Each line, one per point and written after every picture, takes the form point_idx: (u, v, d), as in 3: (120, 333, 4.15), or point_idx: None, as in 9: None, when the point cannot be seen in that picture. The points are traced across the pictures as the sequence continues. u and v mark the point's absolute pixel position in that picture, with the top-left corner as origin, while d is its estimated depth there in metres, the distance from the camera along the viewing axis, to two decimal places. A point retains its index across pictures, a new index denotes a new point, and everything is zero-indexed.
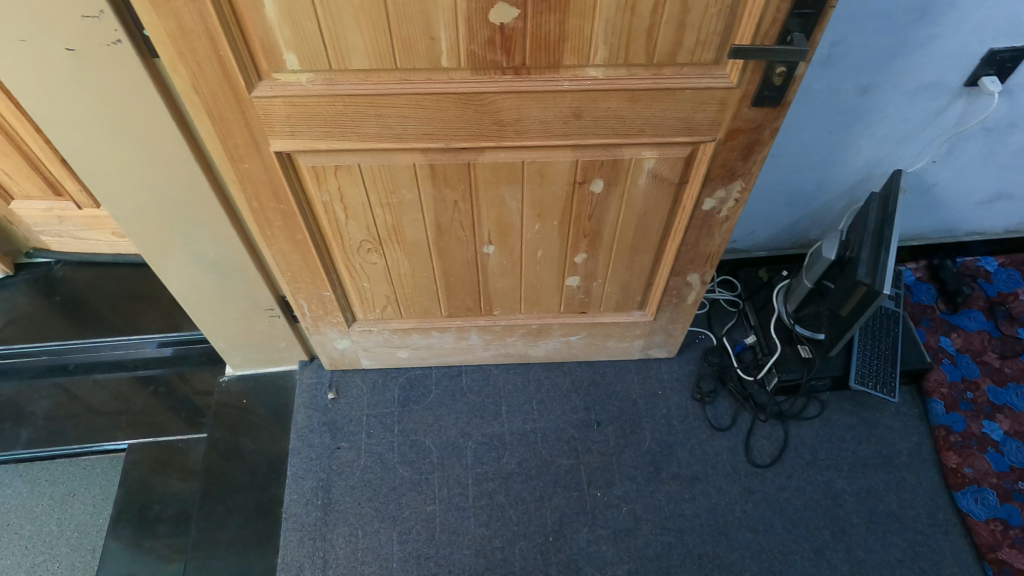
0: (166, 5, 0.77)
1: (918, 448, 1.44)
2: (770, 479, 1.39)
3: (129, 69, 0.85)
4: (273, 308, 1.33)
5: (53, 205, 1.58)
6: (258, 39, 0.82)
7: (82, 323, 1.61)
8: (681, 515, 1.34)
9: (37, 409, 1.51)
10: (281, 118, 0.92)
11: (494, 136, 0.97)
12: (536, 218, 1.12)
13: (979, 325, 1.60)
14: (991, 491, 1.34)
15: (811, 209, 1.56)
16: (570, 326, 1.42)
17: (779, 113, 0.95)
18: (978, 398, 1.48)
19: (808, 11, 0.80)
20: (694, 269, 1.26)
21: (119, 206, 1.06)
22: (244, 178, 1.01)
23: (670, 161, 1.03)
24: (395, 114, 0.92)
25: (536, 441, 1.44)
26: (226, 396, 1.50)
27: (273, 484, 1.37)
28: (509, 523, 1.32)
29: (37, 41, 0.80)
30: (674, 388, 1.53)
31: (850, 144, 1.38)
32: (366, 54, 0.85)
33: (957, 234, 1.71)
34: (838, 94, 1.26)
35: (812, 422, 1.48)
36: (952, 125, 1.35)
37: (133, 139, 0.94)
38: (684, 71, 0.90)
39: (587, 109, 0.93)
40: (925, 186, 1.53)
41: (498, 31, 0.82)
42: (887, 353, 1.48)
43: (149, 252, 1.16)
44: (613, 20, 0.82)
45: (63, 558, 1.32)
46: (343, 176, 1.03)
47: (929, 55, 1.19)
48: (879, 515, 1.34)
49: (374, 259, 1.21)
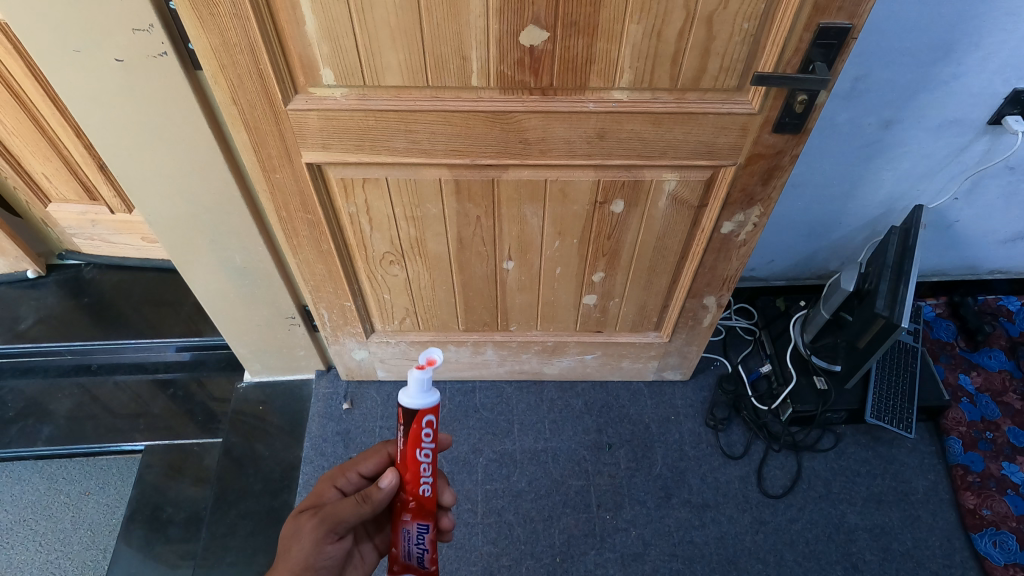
0: (212, 20, 0.81)
1: (935, 486, 1.41)
2: (782, 510, 1.37)
3: (173, 80, 0.89)
4: (294, 317, 1.35)
5: (89, 209, 1.63)
6: (297, 55, 0.86)
7: (107, 325, 1.64)
8: (690, 542, 1.31)
9: (58, 407, 1.54)
10: (314, 130, 0.95)
11: (519, 154, 0.99)
12: (556, 235, 1.14)
13: (1000, 365, 1.58)
14: (1011, 535, 1.30)
15: (830, 241, 1.57)
16: (585, 344, 1.43)
17: (801, 140, 0.96)
18: (997, 439, 1.45)
19: (830, 41, 0.83)
20: (712, 292, 1.26)
21: (154, 211, 1.09)
22: (275, 188, 1.04)
23: (690, 184, 1.05)
24: (424, 130, 0.95)
25: (547, 460, 1.43)
26: (242, 403, 1.52)
27: (284, 492, 1.38)
28: (517, 541, 1.31)
29: (88, 52, 0.85)
30: (687, 413, 1.52)
31: (870, 177, 1.39)
32: (399, 72, 0.88)
33: (979, 273, 1.70)
34: (860, 127, 1.27)
35: (827, 454, 1.46)
36: (974, 162, 1.36)
37: (171, 148, 0.98)
38: (707, 96, 0.92)
39: (612, 130, 0.96)
40: (946, 222, 1.53)
41: (528, 52, 0.85)
42: (905, 388, 1.46)
43: (180, 258, 1.19)
44: (640, 45, 0.85)
45: (74, 556, 1.32)
46: (371, 188, 1.05)
47: (951, 91, 1.21)
48: (894, 553, 1.31)
49: (395, 272, 1.23)
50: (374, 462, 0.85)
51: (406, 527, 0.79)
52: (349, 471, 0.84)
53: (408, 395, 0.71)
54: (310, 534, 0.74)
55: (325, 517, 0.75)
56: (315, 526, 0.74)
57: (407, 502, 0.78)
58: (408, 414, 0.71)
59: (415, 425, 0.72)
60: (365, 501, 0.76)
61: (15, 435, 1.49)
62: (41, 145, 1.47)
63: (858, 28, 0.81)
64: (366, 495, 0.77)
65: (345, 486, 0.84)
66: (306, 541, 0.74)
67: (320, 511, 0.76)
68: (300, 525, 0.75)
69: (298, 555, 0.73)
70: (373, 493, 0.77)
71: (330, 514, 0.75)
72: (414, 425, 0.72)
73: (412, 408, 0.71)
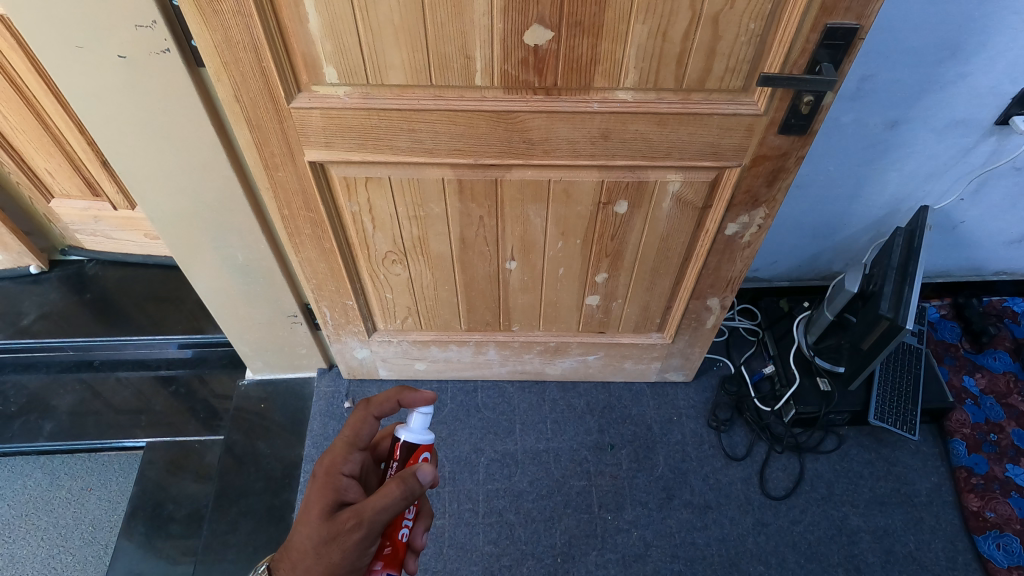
0: (215, 17, 0.80)
1: (939, 488, 1.40)
2: (783, 512, 1.36)
3: (176, 77, 0.88)
4: (296, 315, 1.36)
5: (91, 205, 1.63)
6: (300, 53, 0.86)
7: (109, 321, 1.65)
8: (692, 543, 1.31)
9: (61, 403, 1.55)
10: (317, 129, 0.94)
11: (523, 154, 0.99)
12: (560, 235, 1.13)
13: (1004, 366, 1.57)
14: (1015, 539, 1.29)
15: (835, 242, 1.56)
16: (588, 345, 1.42)
17: (807, 141, 0.96)
18: (1001, 441, 1.44)
19: (838, 42, 0.82)
20: (715, 293, 1.26)
21: (156, 208, 1.09)
22: (277, 187, 1.04)
23: (695, 185, 1.04)
24: (426, 129, 0.95)
25: (549, 461, 1.43)
26: (245, 401, 1.53)
27: (286, 489, 1.38)
28: (518, 541, 1.31)
29: (90, 48, 0.84)
30: (689, 414, 1.52)
31: (875, 178, 1.38)
32: (403, 70, 0.87)
33: (984, 274, 1.69)
34: (866, 127, 1.26)
35: (829, 456, 1.46)
36: (980, 164, 1.35)
37: (173, 145, 0.98)
38: (713, 97, 0.91)
39: (616, 130, 0.95)
40: (951, 223, 1.51)
41: (532, 52, 0.84)
42: (908, 390, 1.46)
43: (182, 256, 1.19)
44: (644, 45, 0.84)
45: (75, 552, 1.32)
46: (373, 187, 1.05)
47: (958, 92, 1.20)
48: (896, 556, 1.30)
49: (398, 271, 1.23)
50: (366, 429, 0.80)
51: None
52: (351, 450, 0.79)
53: (408, 430, 0.78)
54: (354, 546, 0.68)
55: (370, 527, 0.69)
56: (360, 538, 0.69)
57: (384, 547, 0.74)
58: (406, 449, 0.78)
59: (410, 461, 0.78)
60: (407, 497, 0.71)
61: (17, 431, 1.50)
62: (43, 140, 1.47)
63: (866, 29, 0.80)
64: (409, 491, 0.71)
65: (351, 469, 0.78)
66: (352, 547, 0.69)
67: (365, 519, 0.69)
68: (341, 530, 0.69)
69: (341, 565, 0.68)
70: (410, 477, 0.72)
71: (374, 520, 0.69)
72: (410, 461, 0.78)
73: (411, 443, 0.78)
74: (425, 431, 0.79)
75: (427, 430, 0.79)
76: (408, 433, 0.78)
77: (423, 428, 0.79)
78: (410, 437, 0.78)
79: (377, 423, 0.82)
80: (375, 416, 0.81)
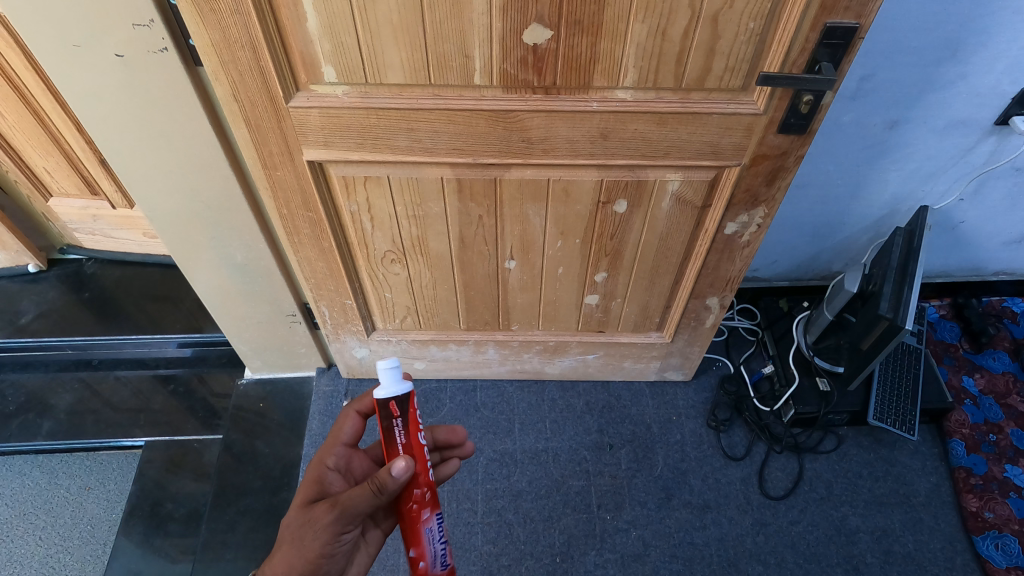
0: (213, 16, 0.80)
1: (938, 489, 1.40)
2: (782, 512, 1.36)
3: (173, 76, 0.88)
4: (295, 314, 1.36)
5: (90, 204, 1.63)
6: (299, 51, 0.85)
7: (108, 320, 1.64)
8: (691, 543, 1.31)
9: (59, 402, 1.55)
10: (316, 128, 0.94)
11: (523, 153, 0.99)
12: (559, 235, 1.13)
13: (1004, 367, 1.57)
14: (1013, 539, 1.29)
15: (834, 242, 1.55)
16: (587, 344, 1.42)
17: (807, 140, 0.95)
18: (1000, 441, 1.44)
19: (837, 40, 0.82)
20: (714, 292, 1.26)
21: (154, 207, 1.08)
22: (276, 186, 1.03)
23: (694, 184, 1.04)
24: (425, 128, 0.95)
25: (548, 461, 1.43)
26: (243, 400, 1.53)
27: (285, 489, 1.38)
28: (517, 541, 1.31)
29: (88, 46, 0.84)
30: (689, 414, 1.52)
31: (875, 177, 1.37)
32: (402, 70, 0.87)
33: (983, 274, 1.69)
34: (865, 127, 1.26)
35: (828, 456, 1.46)
36: (980, 164, 1.34)
37: (171, 144, 0.97)
38: (712, 95, 0.91)
39: (615, 130, 0.95)
40: (951, 223, 1.51)
41: (532, 51, 0.84)
42: (907, 390, 1.46)
43: (181, 255, 1.19)
44: (643, 45, 0.84)
45: (73, 551, 1.31)
46: (372, 186, 1.05)
47: (958, 91, 1.19)
48: (894, 556, 1.30)
49: (397, 270, 1.22)
50: (348, 425, 0.89)
51: (427, 526, 0.78)
52: (335, 445, 0.87)
53: (381, 389, 0.77)
54: (324, 527, 0.72)
55: (343, 513, 0.73)
56: (333, 520, 0.73)
57: (423, 497, 0.78)
58: (398, 405, 0.77)
59: (410, 409, 0.78)
60: (380, 492, 0.72)
61: (15, 430, 1.50)
62: (41, 138, 1.47)
63: (866, 28, 0.80)
64: (380, 486, 0.72)
65: (336, 462, 0.86)
66: (322, 532, 0.72)
67: (338, 503, 0.73)
68: (314, 515, 0.73)
69: (311, 548, 0.72)
70: (384, 479, 0.72)
71: (346, 506, 0.73)
72: (411, 409, 0.78)
73: (396, 397, 0.76)
74: (398, 380, 0.78)
75: (399, 377, 0.78)
76: (384, 392, 0.76)
77: (395, 379, 0.78)
78: (389, 393, 0.76)
79: (361, 419, 0.90)
80: (357, 412, 0.90)
